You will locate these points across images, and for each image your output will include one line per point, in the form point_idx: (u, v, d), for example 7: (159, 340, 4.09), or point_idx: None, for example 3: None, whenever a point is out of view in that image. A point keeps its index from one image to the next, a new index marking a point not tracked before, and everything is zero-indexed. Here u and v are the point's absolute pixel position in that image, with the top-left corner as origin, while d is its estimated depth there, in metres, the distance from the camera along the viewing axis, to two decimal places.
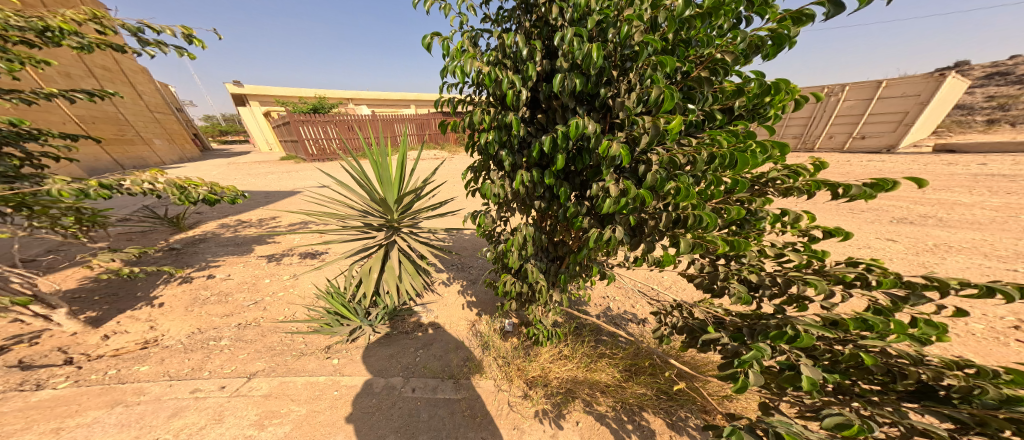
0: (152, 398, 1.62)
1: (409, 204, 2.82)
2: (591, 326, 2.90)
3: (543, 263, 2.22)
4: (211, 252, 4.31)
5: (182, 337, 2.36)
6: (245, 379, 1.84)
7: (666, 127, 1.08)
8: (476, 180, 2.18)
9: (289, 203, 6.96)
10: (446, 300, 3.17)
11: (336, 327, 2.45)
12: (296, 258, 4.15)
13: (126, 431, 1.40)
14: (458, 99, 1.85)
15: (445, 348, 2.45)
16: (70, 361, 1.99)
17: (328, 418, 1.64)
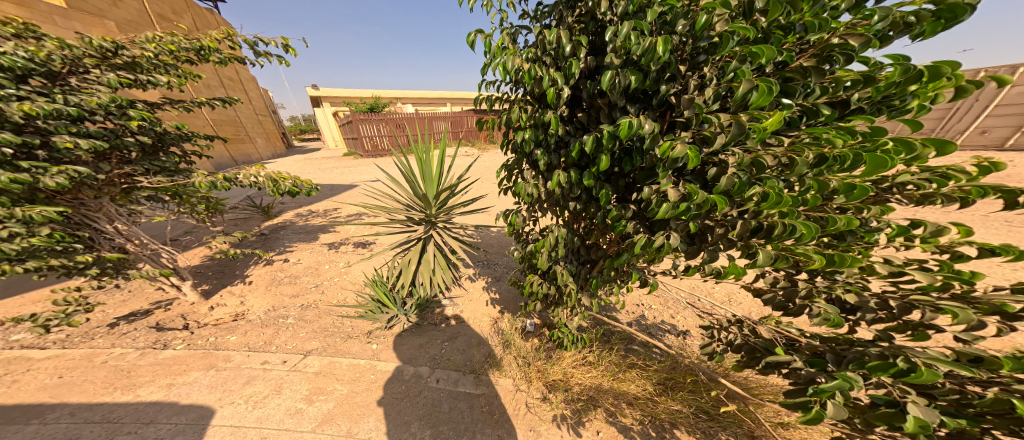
0: (234, 366, 2.00)
1: (446, 200, 2.93)
2: (622, 334, 2.72)
3: (573, 266, 2.10)
4: (287, 238, 5.10)
5: (262, 313, 2.87)
6: (300, 357, 2.15)
7: (755, 125, 0.89)
8: (509, 179, 2.13)
9: (348, 195, 7.85)
10: (474, 295, 3.27)
11: (378, 314, 2.70)
12: (349, 247, 4.69)
13: (215, 392, 1.76)
14: (495, 97, 1.81)
15: (468, 343, 2.54)
16: (186, 326, 2.56)
17: (364, 400, 1.82)
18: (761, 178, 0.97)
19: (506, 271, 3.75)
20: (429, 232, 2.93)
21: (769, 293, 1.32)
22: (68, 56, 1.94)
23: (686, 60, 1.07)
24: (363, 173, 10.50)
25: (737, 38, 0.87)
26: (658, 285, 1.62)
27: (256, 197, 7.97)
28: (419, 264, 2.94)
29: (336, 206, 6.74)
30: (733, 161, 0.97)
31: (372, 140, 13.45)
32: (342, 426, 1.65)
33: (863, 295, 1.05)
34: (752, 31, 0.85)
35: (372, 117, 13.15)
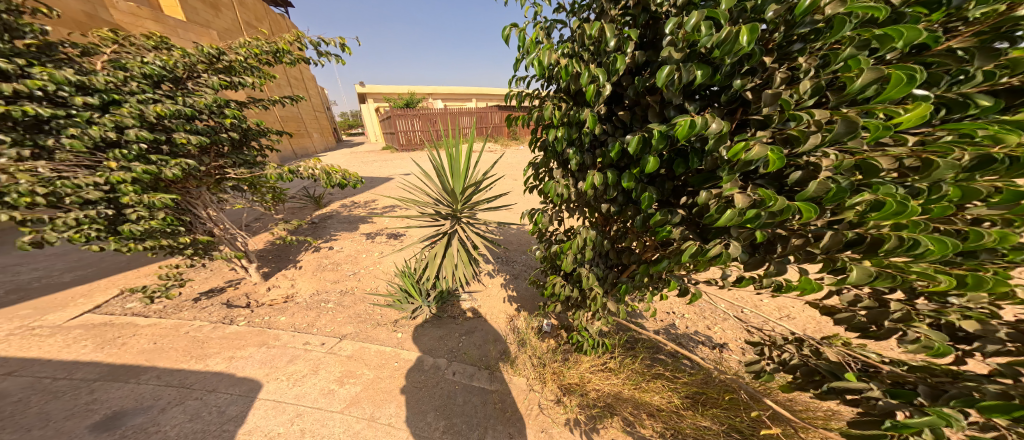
0: (281, 344, 2.28)
1: (471, 196, 2.97)
2: (648, 342, 2.57)
3: (600, 270, 1.97)
4: (331, 227, 5.63)
5: (308, 296, 3.23)
6: (335, 341, 2.38)
7: (868, 124, 0.74)
8: (537, 178, 2.08)
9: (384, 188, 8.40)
10: (494, 292, 3.32)
11: (405, 304, 2.87)
12: (383, 238, 5.04)
13: (265, 368, 2.02)
14: (524, 95, 1.75)
15: (484, 338, 2.61)
16: (247, 304, 2.99)
17: (387, 386, 1.97)
18: (866, 182, 0.81)
19: (527, 269, 3.74)
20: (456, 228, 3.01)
21: (845, 313, 1.10)
22: (187, 62, 2.47)
23: (772, 51, 0.88)
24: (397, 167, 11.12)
25: (855, 23, 0.72)
26: (700, 296, 1.45)
27: (309, 187, 8.90)
28: (444, 258, 3.04)
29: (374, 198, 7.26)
30: (817, 160, 0.85)
31: (406, 134, 14.16)
32: (366, 408, 1.80)
33: (990, 324, 0.82)
34: (881, 14, 0.70)
35: (406, 113, 13.79)
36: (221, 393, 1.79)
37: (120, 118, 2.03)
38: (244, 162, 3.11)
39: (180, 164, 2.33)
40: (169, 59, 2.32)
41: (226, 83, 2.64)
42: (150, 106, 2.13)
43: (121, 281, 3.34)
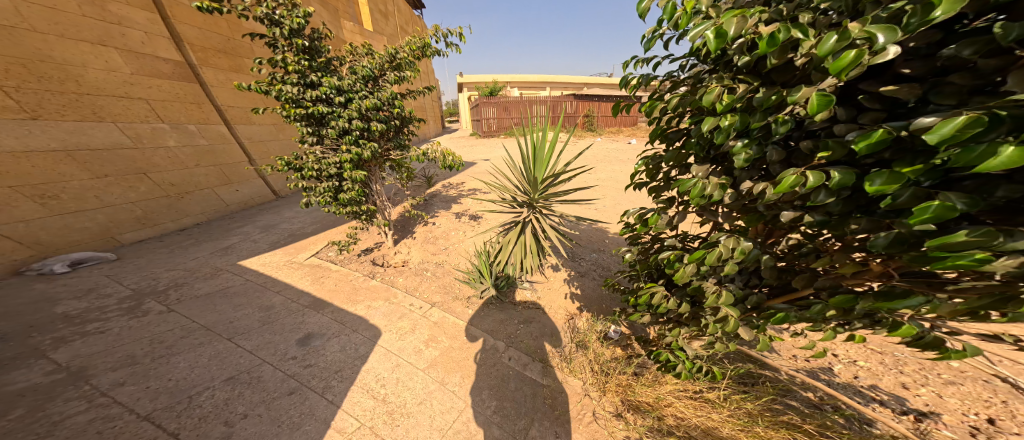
0: (394, 303, 3.05)
1: (550, 186, 2.93)
2: (771, 383, 1.92)
3: (738, 289, 1.39)
4: (438, 200, 6.64)
5: (416, 263, 4.09)
6: (427, 308, 2.98)
7: None
8: (650, 176, 1.58)
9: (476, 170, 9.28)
10: (558, 288, 3.29)
11: (477, 284, 3.23)
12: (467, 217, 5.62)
13: (385, 319, 2.78)
14: (652, 77, 1.35)
15: (543, 331, 2.70)
16: (380, 265, 4.05)
17: (458, 356, 2.34)
18: None
19: (596, 271, 3.51)
20: (529, 218, 3.04)
21: None
22: (380, 64, 3.34)
23: None
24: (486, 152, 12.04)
25: None
26: (973, 354, 0.83)
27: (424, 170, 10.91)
28: (516, 247, 3.17)
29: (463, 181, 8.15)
30: None
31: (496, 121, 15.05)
32: (438, 372, 2.20)
33: None
34: None
35: (498, 101, 14.57)
36: (355, 334, 2.59)
37: (353, 113, 3.11)
38: (401, 145, 3.96)
39: (370, 146, 3.32)
40: (375, 61, 3.28)
41: (399, 78, 3.46)
42: (364, 101, 3.15)
43: (324, 232, 5.11)
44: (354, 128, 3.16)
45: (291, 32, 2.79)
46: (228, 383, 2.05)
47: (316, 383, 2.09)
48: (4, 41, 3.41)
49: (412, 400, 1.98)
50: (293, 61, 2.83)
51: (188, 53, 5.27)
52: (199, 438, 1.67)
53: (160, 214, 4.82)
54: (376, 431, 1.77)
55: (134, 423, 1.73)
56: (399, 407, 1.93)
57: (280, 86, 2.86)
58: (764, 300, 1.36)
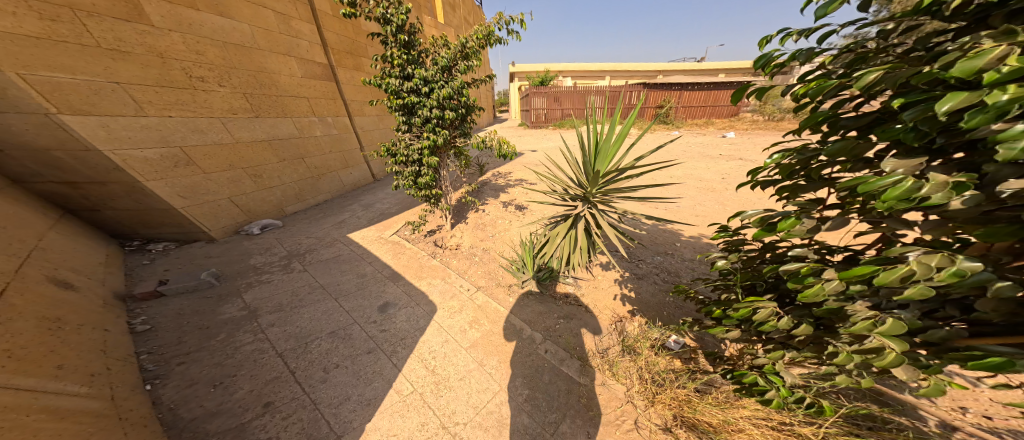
0: (446, 283, 3.31)
1: (613, 180, 2.52)
2: (910, 433, 1.39)
3: (908, 316, 1.01)
4: (490, 187, 6.60)
5: (467, 246, 4.24)
6: (473, 291, 3.16)
7: None
8: (784, 174, 1.19)
9: (527, 160, 9.06)
10: (606, 288, 3.08)
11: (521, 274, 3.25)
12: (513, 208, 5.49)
13: (441, 297, 3.04)
14: (816, 50, 0.99)
15: (584, 329, 2.59)
16: (439, 246, 4.27)
17: (497, 341, 2.43)
18: None
19: (657, 274, 3.18)
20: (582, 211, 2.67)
21: None
22: (454, 57, 3.55)
23: None
24: (539, 141, 11.65)
25: None
26: None
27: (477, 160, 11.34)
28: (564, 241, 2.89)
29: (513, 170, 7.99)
30: None
31: (552, 111, 14.46)
32: (478, 353, 2.33)
33: None
34: None
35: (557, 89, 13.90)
36: (417, 307, 2.89)
37: (434, 102, 3.38)
38: (466, 133, 4.12)
39: (444, 134, 3.61)
40: (450, 51, 3.50)
41: (468, 67, 3.61)
42: (441, 90, 3.41)
43: (399, 208, 5.59)
44: (433, 116, 3.47)
45: (396, 29, 3.17)
46: (331, 336, 2.55)
47: (387, 347, 2.41)
48: (246, 61, 4.47)
49: (456, 375, 2.14)
50: (398, 55, 3.23)
51: (330, 56, 5.97)
52: (307, 377, 2.15)
53: (310, 192, 5.84)
54: (423, 398, 1.97)
55: (274, 357, 2.34)
56: (443, 379, 2.11)
57: (388, 80, 3.32)
58: (959, 337, 0.93)
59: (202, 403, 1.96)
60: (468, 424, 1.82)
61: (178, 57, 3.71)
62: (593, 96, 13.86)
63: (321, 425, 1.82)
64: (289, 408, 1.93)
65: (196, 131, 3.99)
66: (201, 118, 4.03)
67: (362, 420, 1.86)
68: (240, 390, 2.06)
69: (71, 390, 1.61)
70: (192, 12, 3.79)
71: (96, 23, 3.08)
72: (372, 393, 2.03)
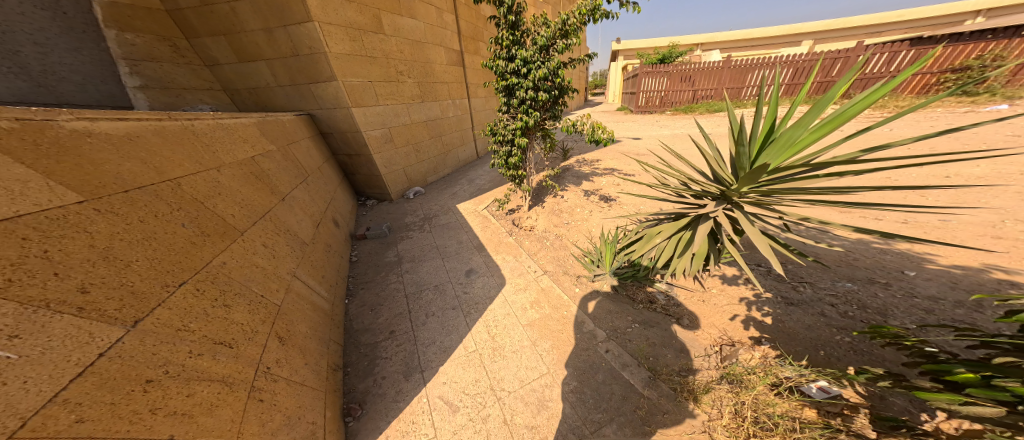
0: (515, 261, 3.49)
1: (787, 178, 1.67)
2: None
3: None
4: (571, 173, 6.15)
5: (541, 230, 4.29)
6: (540, 273, 3.24)
7: None
8: None
9: (625, 145, 7.78)
10: (706, 306, 2.60)
11: (594, 268, 3.10)
12: (595, 200, 4.87)
13: (510, 272, 3.26)
14: None
15: (663, 342, 2.25)
16: (516, 225, 4.48)
17: (553, 326, 2.47)
18: None
19: (834, 304, 2.28)
20: (715, 212, 1.92)
21: None
22: (554, 35, 3.51)
23: None
24: (654, 128, 9.57)
25: None
26: None
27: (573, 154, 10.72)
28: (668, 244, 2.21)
29: (610, 156, 7.03)
30: None
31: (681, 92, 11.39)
32: (535, 332, 2.41)
33: None
34: None
35: (695, 65, 10.83)
36: (492, 277, 3.20)
37: (530, 82, 3.49)
38: (556, 115, 4.10)
39: (536, 115, 3.74)
40: (550, 30, 3.46)
41: (566, 46, 3.50)
42: (537, 71, 3.47)
43: (493, 184, 5.99)
44: (529, 97, 3.62)
45: (507, 9, 3.31)
46: (436, 289, 3.10)
47: (466, 308, 2.77)
48: (418, 54, 5.61)
49: (510, 347, 2.30)
50: (506, 36, 3.43)
51: (462, 43, 6.88)
52: (416, 318, 2.71)
53: (442, 166, 6.85)
54: (482, 360, 2.22)
55: (403, 296, 3.06)
56: (500, 347, 2.30)
57: (498, 61, 3.62)
58: None
59: (361, 319, 2.85)
60: (513, 393, 1.95)
61: (393, 58, 5.13)
62: (763, 69, 9.98)
63: (416, 356, 2.31)
64: (401, 339, 2.50)
65: (396, 115, 5.35)
66: (400, 105, 5.41)
67: (438, 363, 2.23)
68: (382, 316, 2.82)
69: (323, 293, 2.73)
70: (400, 19, 5.12)
71: (366, 38, 4.60)
72: (448, 343, 2.40)
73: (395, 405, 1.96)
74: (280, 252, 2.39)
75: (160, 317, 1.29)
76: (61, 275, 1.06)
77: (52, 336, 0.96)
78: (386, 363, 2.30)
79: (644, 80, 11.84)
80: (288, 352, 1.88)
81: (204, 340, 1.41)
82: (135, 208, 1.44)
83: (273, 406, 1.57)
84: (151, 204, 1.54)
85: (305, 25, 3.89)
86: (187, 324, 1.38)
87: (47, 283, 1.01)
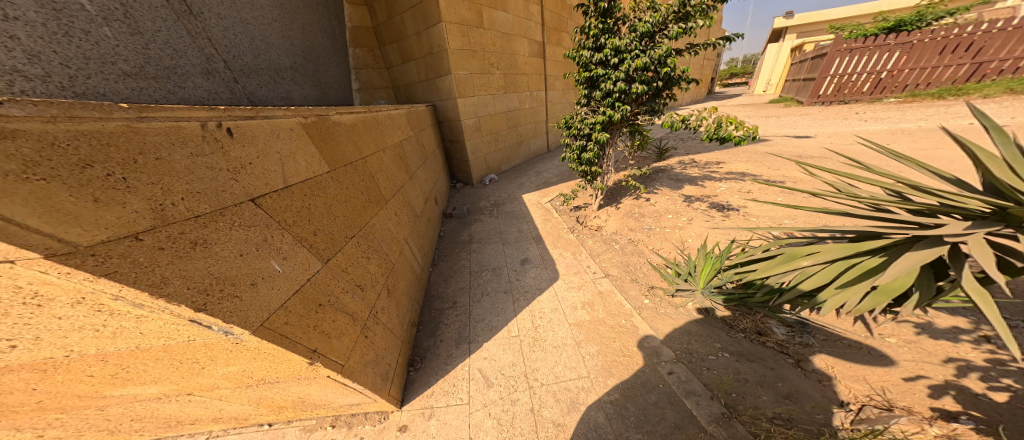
0: (574, 259, 3.33)
1: None
2: None
3: None
4: (666, 174, 5.20)
5: (609, 232, 3.91)
6: (600, 275, 2.99)
7: None
8: None
9: (806, 143, 5.50)
10: (874, 355, 1.77)
11: (680, 283, 2.63)
12: (706, 207, 3.89)
13: (565, 269, 3.14)
14: None
15: (753, 383, 1.77)
16: (580, 223, 4.26)
17: (604, 332, 2.30)
18: None
19: None
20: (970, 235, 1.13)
21: None
22: (667, 17, 2.96)
23: None
24: (857, 122, 6.43)
25: None
26: None
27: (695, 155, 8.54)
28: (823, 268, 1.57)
29: (756, 158, 5.25)
30: None
31: (935, 69, 7.08)
32: (581, 333, 2.31)
33: None
34: None
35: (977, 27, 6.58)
36: (545, 270, 3.17)
37: (621, 73, 3.13)
38: (653, 109, 3.56)
39: (624, 109, 3.32)
40: (658, 14, 2.94)
41: (683, 30, 2.87)
42: (635, 61, 3.04)
43: (561, 179, 5.89)
44: (616, 89, 3.27)
45: None
46: (494, 271, 3.28)
47: (516, 293, 2.84)
48: (505, 45, 6.05)
49: (550, 341, 2.27)
50: (595, 25, 3.17)
51: (544, 34, 7.02)
52: (475, 294, 2.93)
53: (514, 155, 7.20)
54: (521, 346, 2.26)
55: (467, 272, 3.34)
56: (541, 339, 2.29)
57: (581, 52, 3.42)
58: None
59: (436, 285, 3.18)
60: (545, 386, 1.94)
61: (489, 50, 5.73)
62: None
63: (470, 327, 2.51)
64: (460, 311, 2.74)
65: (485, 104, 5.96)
66: (489, 95, 6.00)
67: (483, 339, 2.37)
68: (449, 286, 3.13)
69: (420, 259, 3.20)
70: (497, 12, 5.70)
71: (473, 32, 5.31)
72: (495, 324, 2.52)
73: (445, 366, 2.18)
74: (401, 221, 2.93)
75: (339, 259, 1.79)
76: (311, 221, 1.63)
77: (298, 261, 1.47)
78: (443, 326, 2.58)
79: (845, 59, 8.21)
80: (389, 302, 2.23)
81: (352, 280, 1.85)
82: (346, 178, 2.10)
83: (370, 343, 1.85)
84: (353, 177, 2.21)
85: (438, 25, 4.82)
86: (349, 267, 1.86)
87: (305, 226, 1.58)
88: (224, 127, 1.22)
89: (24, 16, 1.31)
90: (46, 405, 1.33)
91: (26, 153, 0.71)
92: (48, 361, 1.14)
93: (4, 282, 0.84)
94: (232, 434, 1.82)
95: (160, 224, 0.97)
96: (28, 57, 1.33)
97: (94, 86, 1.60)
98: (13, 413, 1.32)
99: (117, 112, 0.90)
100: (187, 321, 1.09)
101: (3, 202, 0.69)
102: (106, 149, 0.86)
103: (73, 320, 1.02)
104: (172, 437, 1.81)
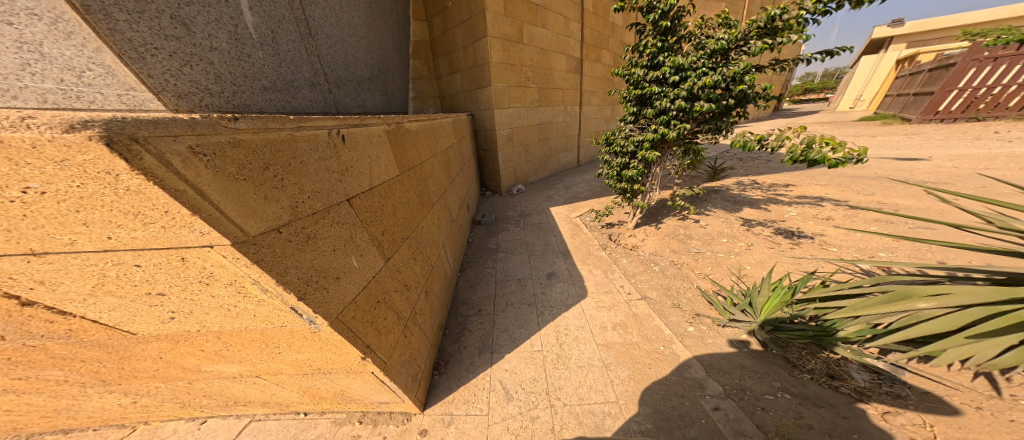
0: (609, 277, 3.18)
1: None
2: None
3: None
4: (719, 196, 4.80)
5: (647, 252, 3.69)
6: (636, 296, 2.82)
7: None
8: None
9: (918, 168, 4.70)
10: (999, 419, 1.37)
11: (738, 314, 2.35)
12: (770, 233, 3.52)
13: (596, 287, 3.02)
14: None
15: (818, 430, 1.50)
16: (613, 240, 4.09)
17: (636, 356, 2.14)
18: None
19: None
20: None
21: None
22: (746, 34, 2.75)
23: None
24: (995, 145, 5.40)
25: None
26: None
27: None
28: (947, 313, 1.55)
29: (840, 182, 4.65)
30: None
31: None
32: (610, 356, 2.17)
33: None
34: None
35: None
36: (572, 286, 3.07)
37: (682, 91, 3.03)
38: (718, 128, 3.33)
39: (680, 127, 3.20)
40: (735, 31, 2.76)
41: (767, 46, 2.62)
42: (701, 79, 2.89)
43: (593, 195, 5.77)
44: (674, 107, 3.15)
45: (659, 16, 3.00)
46: (520, 282, 3.27)
47: (542, 308, 2.79)
48: (543, 61, 6.33)
49: (576, 361, 2.16)
50: (653, 43, 3.14)
51: (583, 50, 7.21)
52: (504, 304, 2.93)
53: (542, 169, 7.26)
54: (545, 362, 2.18)
55: (494, 281, 3.37)
56: (566, 356, 2.20)
57: (634, 69, 3.41)
58: None
59: (462, 291, 3.24)
60: (567, 406, 1.84)
61: (527, 66, 6.04)
62: None
63: (498, 337, 2.49)
64: (485, 318, 2.76)
65: (519, 117, 6.18)
66: (524, 107, 6.24)
67: (508, 350, 2.34)
68: (476, 294, 3.17)
69: (452, 264, 3.31)
70: (538, 31, 6.03)
71: (514, 49, 5.66)
72: (517, 336, 2.48)
73: (468, 375, 2.18)
74: (442, 225, 3.10)
75: (395, 258, 1.94)
76: (380, 221, 1.81)
77: (368, 258, 1.63)
78: (469, 334, 2.60)
79: (991, 69, 7.22)
80: (425, 304, 2.32)
81: (402, 280, 1.97)
82: (409, 180, 2.32)
83: (407, 344, 1.92)
84: (413, 180, 2.42)
85: (483, 40, 5.25)
86: (401, 267, 1.98)
87: (376, 224, 1.75)
88: (340, 134, 1.46)
89: (216, 46, 1.65)
90: (159, 373, 1.60)
91: (240, 159, 0.97)
92: (184, 334, 1.36)
93: (197, 262, 1.04)
94: (272, 420, 1.97)
95: (292, 219, 1.17)
96: (215, 78, 1.66)
97: (244, 99, 1.86)
98: (132, 378, 1.60)
99: (286, 123, 1.14)
100: (288, 307, 1.24)
101: (223, 197, 0.92)
102: (276, 156, 1.11)
103: (220, 299, 1.21)
104: (223, 418, 2.02)
